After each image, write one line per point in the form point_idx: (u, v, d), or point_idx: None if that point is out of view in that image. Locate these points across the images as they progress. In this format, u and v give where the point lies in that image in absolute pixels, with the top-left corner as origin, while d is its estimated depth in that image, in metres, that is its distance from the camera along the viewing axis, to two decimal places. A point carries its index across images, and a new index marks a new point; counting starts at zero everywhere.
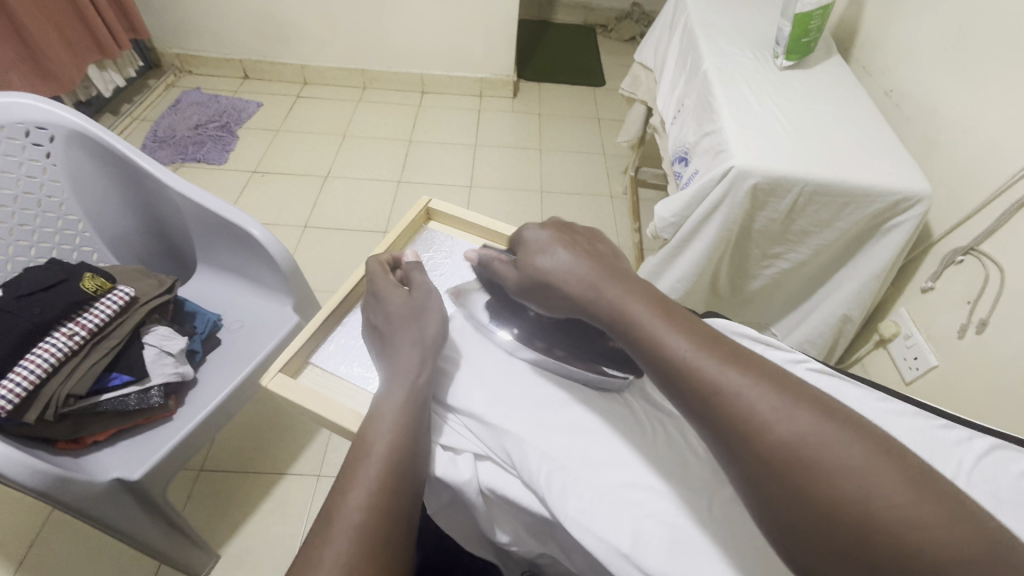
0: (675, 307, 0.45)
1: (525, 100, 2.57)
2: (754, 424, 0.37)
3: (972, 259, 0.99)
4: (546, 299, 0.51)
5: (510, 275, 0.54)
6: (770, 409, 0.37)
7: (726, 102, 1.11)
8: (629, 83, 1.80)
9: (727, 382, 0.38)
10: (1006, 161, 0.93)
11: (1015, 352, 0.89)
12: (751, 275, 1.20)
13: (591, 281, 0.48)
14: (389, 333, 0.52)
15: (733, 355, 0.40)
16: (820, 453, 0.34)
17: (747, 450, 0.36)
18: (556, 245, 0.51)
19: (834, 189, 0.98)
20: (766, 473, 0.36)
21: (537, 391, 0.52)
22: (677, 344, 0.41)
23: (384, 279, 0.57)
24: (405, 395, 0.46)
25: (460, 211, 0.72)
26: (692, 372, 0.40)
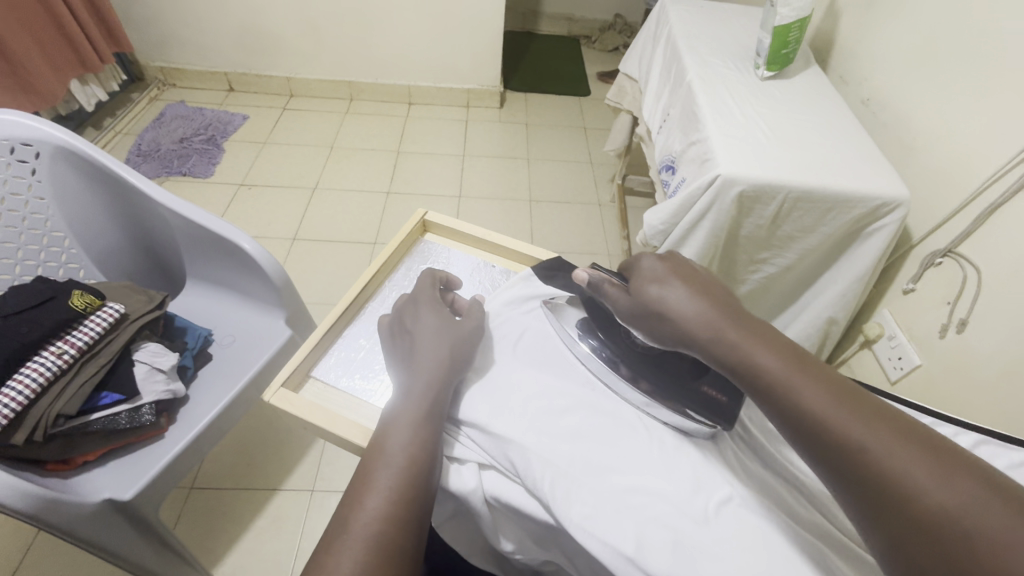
0: (808, 358, 0.44)
1: (511, 110, 2.60)
2: (900, 485, 0.35)
3: (950, 261, 1.02)
4: (661, 329, 0.50)
5: (622, 305, 0.54)
6: (922, 471, 0.35)
7: (711, 112, 1.14)
8: (614, 94, 1.83)
9: (869, 440, 0.37)
10: (978, 167, 0.97)
11: (994, 350, 0.92)
12: (739, 280, 1.22)
13: (712, 320, 0.47)
14: (412, 343, 0.52)
15: (880, 413, 0.39)
16: (985, 521, 0.32)
17: (893, 513, 0.35)
18: (669, 276, 0.51)
19: (817, 196, 1.01)
20: (924, 541, 0.33)
21: (541, 400, 0.52)
22: (812, 396, 0.41)
23: (426, 296, 0.57)
24: (422, 407, 0.47)
25: (455, 223, 0.73)
26: (832, 427, 0.39)
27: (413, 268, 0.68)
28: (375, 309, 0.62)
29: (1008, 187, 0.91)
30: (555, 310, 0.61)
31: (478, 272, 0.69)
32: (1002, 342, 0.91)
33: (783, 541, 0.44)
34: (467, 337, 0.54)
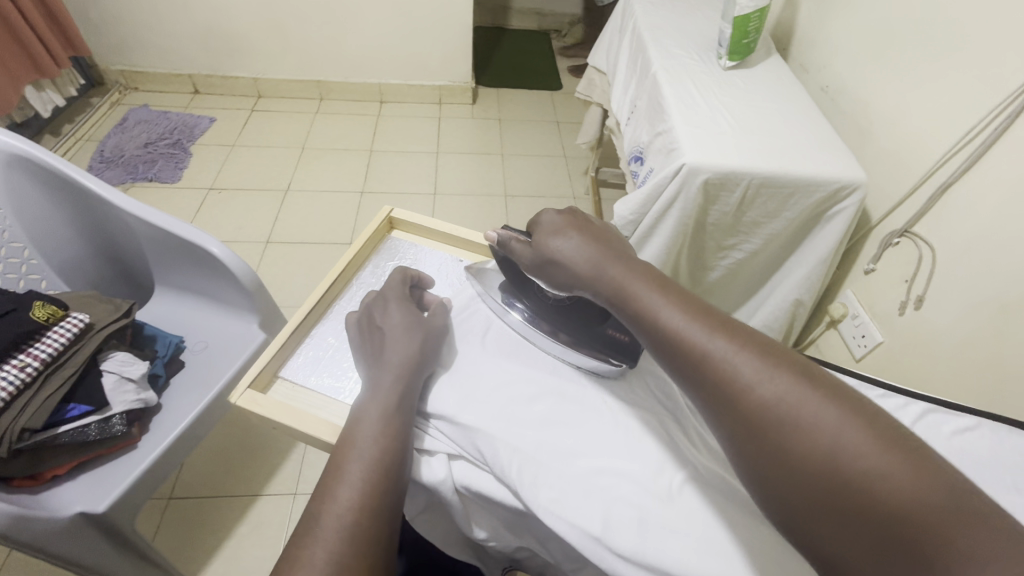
0: (673, 284, 0.48)
1: (484, 106, 2.59)
2: (739, 389, 0.39)
3: (907, 241, 1.06)
4: (558, 275, 0.54)
5: (525, 257, 0.57)
6: (753, 372, 0.39)
7: (676, 102, 1.16)
8: (584, 87, 1.84)
9: (716, 349, 0.41)
10: (929, 149, 1.01)
11: (949, 324, 0.96)
12: (709, 267, 1.25)
13: (597, 262, 0.51)
14: (382, 338, 0.52)
15: (727, 327, 0.43)
16: (798, 414, 0.37)
17: (732, 410, 0.39)
18: (565, 227, 0.54)
19: (779, 182, 1.04)
20: (750, 432, 0.38)
21: (508, 389, 0.53)
22: (672, 316, 0.44)
23: (394, 293, 0.57)
24: (390, 398, 0.47)
25: (422, 219, 0.72)
26: (685, 344, 0.43)
27: (381, 265, 0.68)
28: (343, 307, 0.62)
29: (959, 165, 0.95)
30: (476, 275, 0.64)
31: (448, 267, 0.69)
32: (957, 316, 0.95)
33: (743, 515, 0.46)
34: (436, 334, 0.55)
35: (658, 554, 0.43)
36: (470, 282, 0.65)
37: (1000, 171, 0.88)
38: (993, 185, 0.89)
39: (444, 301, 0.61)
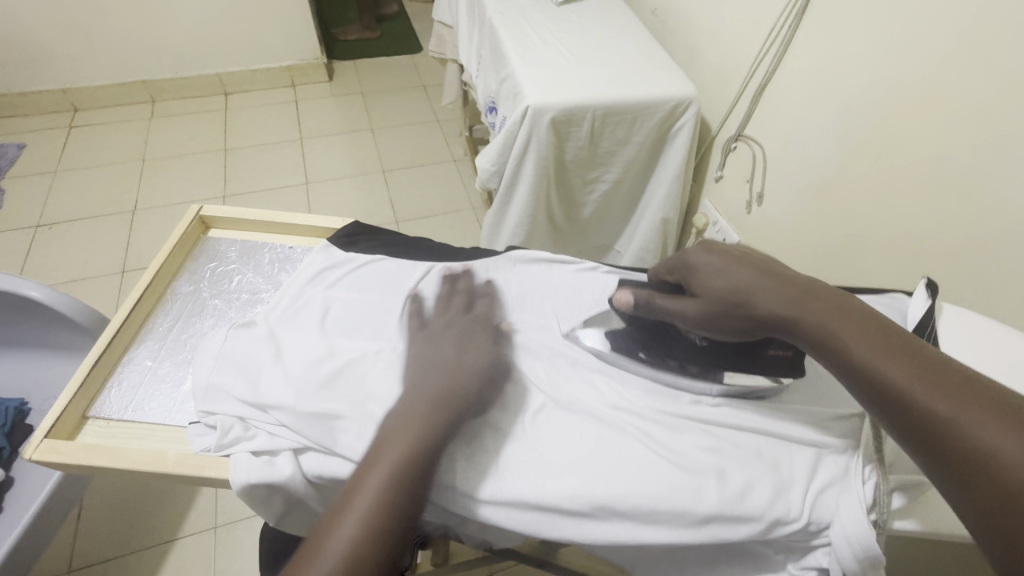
0: (904, 341, 0.39)
1: (342, 80, 2.43)
2: (998, 469, 0.31)
3: (742, 144, 1.15)
4: (732, 320, 0.46)
5: (676, 307, 0.50)
6: (1015, 452, 0.31)
7: (513, 45, 1.15)
8: (435, 45, 1.78)
9: (957, 420, 0.33)
10: (743, 54, 1.08)
11: (786, 212, 1.06)
12: (580, 203, 1.26)
13: (786, 308, 0.42)
14: (427, 359, 0.48)
15: (985, 396, 0.34)
16: None
17: (989, 495, 0.31)
18: (736, 264, 0.46)
19: (620, 108, 1.07)
20: (1015, 521, 0.30)
21: (357, 368, 0.49)
22: (902, 379, 0.36)
23: (461, 319, 0.53)
24: (430, 425, 0.42)
25: (235, 210, 0.65)
26: (922, 410, 0.35)
27: (198, 271, 0.61)
28: (161, 325, 0.56)
29: (768, 64, 1.03)
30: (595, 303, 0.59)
31: (278, 258, 0.63)
32: (790, 204, 1.05)
33: (593, 431, 0.48)
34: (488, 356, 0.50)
35: (510, 488, 0.44)
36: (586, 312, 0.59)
37: (798, 63, 0.97)
38: (795, 78, 0.98)
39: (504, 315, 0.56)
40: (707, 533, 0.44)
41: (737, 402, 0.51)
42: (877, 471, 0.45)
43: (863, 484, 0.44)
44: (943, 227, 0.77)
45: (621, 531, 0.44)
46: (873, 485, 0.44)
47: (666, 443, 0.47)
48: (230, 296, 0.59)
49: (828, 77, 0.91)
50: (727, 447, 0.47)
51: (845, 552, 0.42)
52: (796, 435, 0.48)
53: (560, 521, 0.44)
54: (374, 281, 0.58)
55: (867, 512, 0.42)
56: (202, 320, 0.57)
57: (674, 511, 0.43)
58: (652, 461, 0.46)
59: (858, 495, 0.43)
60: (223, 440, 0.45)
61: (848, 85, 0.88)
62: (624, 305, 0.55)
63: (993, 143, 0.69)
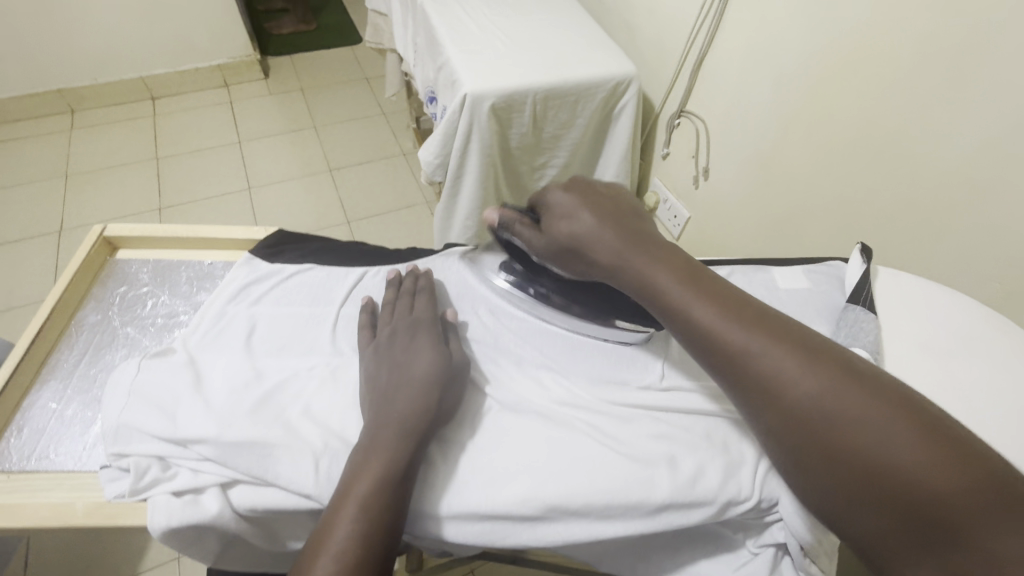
0: (703, 274, 0.42)
1: (279, 77, 2.31)
2: (780, 385, 0.36)
3: (686, 120, 1.14)
4: (575, 263, 0.48)
5: (533, 241, 0.50)
6: (791, 369, 0.36)
7: (446, 32, 1.11)
8: (371, 35, 1.71)
9: (749, 345, 0.38)
10: (679, 29, 1.08)
11: (732, 185, 1.07)
12: (531, 190, 1.24)
13: (621, 253, 0.44)
14: (394, 372, 0.45)
15: (767, 321, 0.39)
16: (839, 411, 0.34)
17: (772, 407, 0.36)
18: (582, 207, 0.47)
19: (561, 90, 1.05)
20: (791, 426, 0.36)
21: (289, 389, 0.46)
22: (703, 311, 0.40)
23: (405, 322, 0.50)
24: (397, 443, 0.40)
25: (144, 228, 0.64)
26: (723, 338, 0.39)
27: (105, 299, 0.59)
28: (68, 360, 0.54)
29: (704, 38, 1.02)
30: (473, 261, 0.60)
31: (192, 276, 0.61)
32: (735, 177, 1.06)
33: (542, 430, 0.46)
34: (461, 367, 0.48)
35: (462, 499, 0.42)
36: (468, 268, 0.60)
37: (732, 35, 0.96)
38: (730, 51, 0.98)
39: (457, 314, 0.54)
40: (664, 522, 0.43)
41: (684, 385, 0.50)
42: None
43: None
44: (878, 191, 0.79)
45: (578, 530, 0.42)
46: None
47: (616, 435, 0.46)
48: (143, 322, 0.57)
49: (762, 48, 0.91)
50: (678, 433, 0.47)
51: (798, 525, 0.42)
52: (744, 414, 0.48)
53: (516, 528, 0.42)
54: (303, 293, 0.54)
55: None
56: (113, 351, 0.55)
57: (630, 503, 0.42)
58: (604, 454, 0.45)
59: None
60: (137, 484, 0.42)
61: (780, 55, 0.88)
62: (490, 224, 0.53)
63: (919, 105, 0.71)
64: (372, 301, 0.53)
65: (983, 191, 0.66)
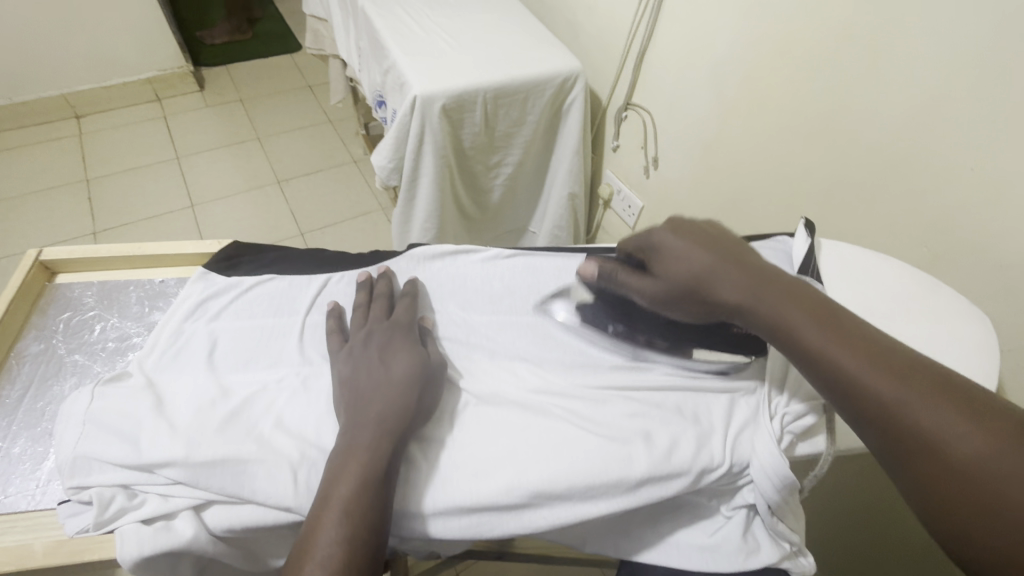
0: (843, 320, 0.40)
1: (216, 88, 2.22)
2: (937, 442, 0.33)
3: (633, 113, 1.18)
4: (689, 304, 0.47)
5: (642, 287, 0.49)
6: (952, 427, 0.33)
7: (391, 35, 1.10)
8: (312, 42, 1.68)
9: (899, 397, 0.35)
10: (620, 24, 1.11)
11: (680, 173, 1.11)
12: (487, 189, 1.24)
13: (743, 295, 0.43)
14: (370, 377, 0.45)
15: (934, 374, 0.36)
16: (1016, 482, 0.30)
17: (925, 465, 0.34)
18: (694, 245, 0.46)
19: (510, 89, 1.07)
20: (949, 492, 0.33)
21: (259, 404, 0.45)
22: (844, 358, 0.38)
23: (382, 326, 0.49)
24: (375, 444, 0.40)
25: (85, 249, 0.60)
26: (875, 388, 0.36)
27: (46, 327, 0.56)
28: (10, 394, 0.51)
29: (644, 33, 1.06)
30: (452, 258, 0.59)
31: (141, 297, 0.58)
32: (682, 165, 1.10)
33: (519, 419, 0.47)
34: (437, 369, 0.48)
35: (448, 496, 0.43)
36: (446, 263, 0.59)
37: (670, 29, 1.00)
38: (669, 44, 1.02)
39: (431, 317, 0.54)
40: (643, 496, 0.44)
41: (654, 365, 0.52)
42: (784, 403, 0.48)
43: (772, 418, 0.47)
44: (815, 170, 0.84)
45: (562, 513, 0.43)
46: (779, 417, 0.47)
47: (592, 418, 0.48)
48: (93, 348, 0.54)
49: (697, 39, 0.96)
50: (652, 411, 0.48)
51: (766, 485, 0.44)
52: (709, 385, 0.50)
53: (501, 518, 0.43)
54: (264, 305, 0.52)
55: (778, 443, 0.45)
56: (60, 381, 0.52)
57: (610, 481, 0.44)
58: (581, 437, 0.46)
59: (770, 431, 0.45)
60: (102, 516, 0.39)
61: (716, 45, 0.93)
62: (588, 276, 0.54)
63: (845, 86, 0.76)
64: (339, 307, 0.52)
65: (906, 163, 0.72)
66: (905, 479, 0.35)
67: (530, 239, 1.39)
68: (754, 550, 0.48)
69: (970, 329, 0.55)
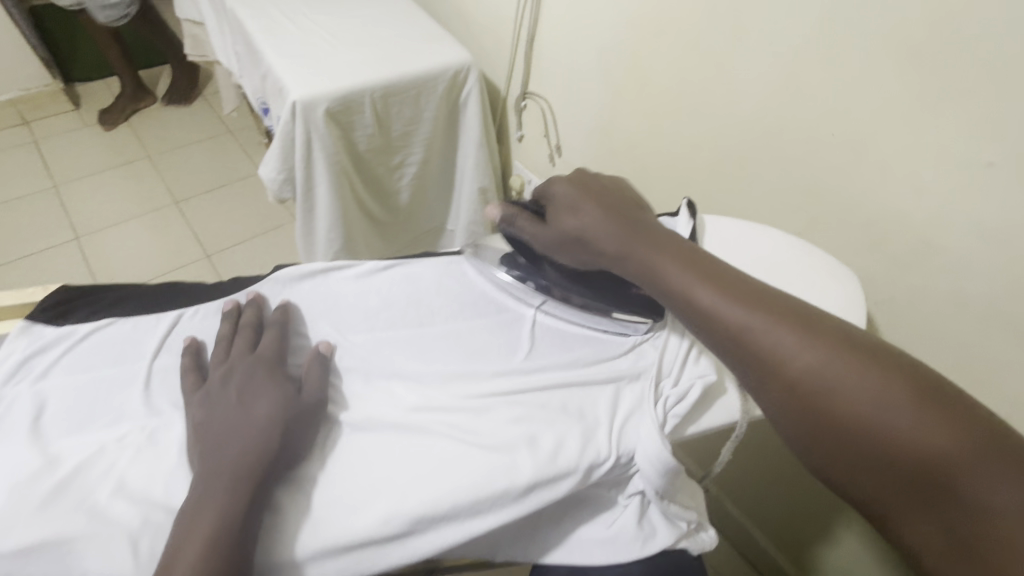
0: (703, 259, 0.45)
1: (95, 105, 2.02)
2: (780, 356, 0.37)
3: (531, 101, 1.17)
4: (578, 254, 0.51)
5: (538, 236, 0.52)
6: (792, 342, 0.37)
7: (264, 37, 1.03)
8: (193, 48, 1.56)
9: (749, 322, 0.39)
10: (506, 13, 1.09)
11: (582, 159, 1.11)
12: (394, 191, 1.19)
13: (619, 245, 0.47)
14: (224, 426, 0.41)
15: (776, 301, 0.40)
16: (838, 379, 0.35)
17: (769, 377, 0.38)
18: (583, 202, 0.50)
19: (398, 86, 1.02)
20: (790, 397, 0.37)
21: (97, 468, 0.40)
22: (703, 293, 0.42)
23: (244, 362, 0.45)
24: (229, 491, 0.37)
25: None
26: (722, 316, 0.41)
27: None
28: None
29: (529, 20, 1.05)
30: (323, 278, 0.55)
31: None
32: (583, 151, 1.10)
33: (398, 442, 0.45)
34: (310, 415, 0.44)
35: (321, 538, 0.40)
36: (315, 282, 0.55)
37: (553, 14, 1.00)
38: (554, 29, 1.01)
39: (326, 346, 0.50)
40: (532, 502, 0.43)
41: (541, 363, 0.51)
42: (669, 388, 0.48)
43: (657, 403, 0.47)
44: (701, 146, 0.86)
45: (449, 534, 0.41)
46: (663, 402, 0.47)
47: (474, 428, 0.46)
48: None
49: (579, 24, 0.96)
50: (536, 412, 0.47)
51: (652, 472, 0.44)
52: (594, 377, 0.50)
53: (381, 550, 0.40)
54: (104, 353, 0.47)
55: (660, 428, 0.45)
56: None
57: (495, 493, 0.42)
58: (462, 451, 0.44)
59: (653, 417, 0.45)
60: None
61: (597, 27, 0.92)
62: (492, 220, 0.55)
63: (716, 61, 0.77)
64: (189, 352, 0.46)
65: (777, 132, 0.74)
66: (754, 391, 0.39)
67: (449, 238, 1.35)
68: (651, 535, 0.49)
69: (839, 290, 0.57)
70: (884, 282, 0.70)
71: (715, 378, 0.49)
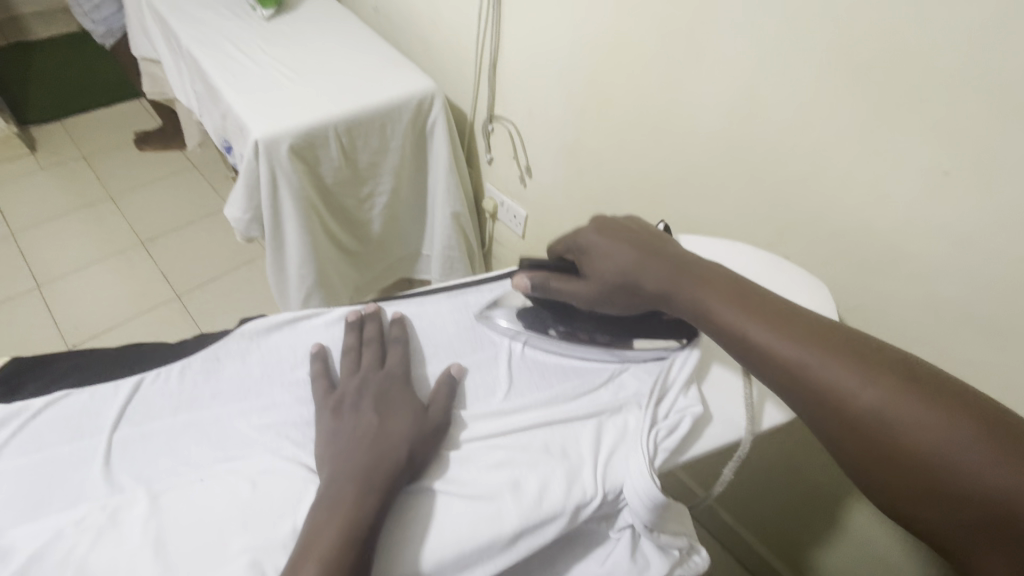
0: (753, 293, 0.45)
1: (52, 146, 1.96)
2: (840, 394, 0.38)
3: (498, 125, 1.17)
4: (624, 299, 0.51)
5: (576, 292, 0.52)
6: (850, 380, 0.38)
7: (221, 76, 1.02)
8: (151, 86, 1.53)
9: (804, 359, 0.40)
10: (467, 40, 1.10)
11: (551, 180, 1.12)
12: (365, 222, 1.18)
13: (661, 281, 0.48)
14: (372, 436, 0.44)
15: (830, 334, 0.41)
16: (898, 418, 0.36)
17: (829, 414, 0.39)
18: (620, 238, 0.51)
19: (362, 118, 1.02)
20: (851, 434, 0.38)
21: (54, 556, 0.38)
22: (755, 330, 0.43)
23: (376, 376, 0.49)
24: (358, 514, 0.39)
25: None
26: (778, 353, 0.41)
27: None
28: None
29: (490, 46, 1.05)
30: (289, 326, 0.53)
31: None
32: (552, 172, 1.10)
33: None
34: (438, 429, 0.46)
35: None
36: (282, 333, 0.52)
37: (513, 39, 1.00)
38: (515, 54, 1.02)
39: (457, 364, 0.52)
40: (520, 550, 0.42)
41: (519, 403, 0.50)
42: (654, 419, 0.48)
43: (644, 436, 0.46)
44: (667, 163, 0.87)
45: None
46: (652, 434, 0.47)
47: (452, 477, 0.44)
48: None
49: (539, 48, 0.96)
50: (521, 455, 0.46)
51: (640, 507, 0.44)
52: (576, 413, 0.49)
53: None
54: (59, 429, 0.44)
55: (649, 462, 0.45)
56: None
57: (481, 544, 0.41)
58: (439, 503, 0.43)
59: (641, 451, 0.45)
60: None
61: (557, 52, 0.94)
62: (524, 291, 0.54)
63: (674, 81, 0.79)
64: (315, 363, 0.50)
65: (739, 148, 0.76)
66: (813, 426, 0.40)
67: (425, 263, 1.34)
68: (646, 568, 0.48)
69: (811, 305, 0.58)
70: (855, 288, 0.71)
71: (699, 410, 0.49)
